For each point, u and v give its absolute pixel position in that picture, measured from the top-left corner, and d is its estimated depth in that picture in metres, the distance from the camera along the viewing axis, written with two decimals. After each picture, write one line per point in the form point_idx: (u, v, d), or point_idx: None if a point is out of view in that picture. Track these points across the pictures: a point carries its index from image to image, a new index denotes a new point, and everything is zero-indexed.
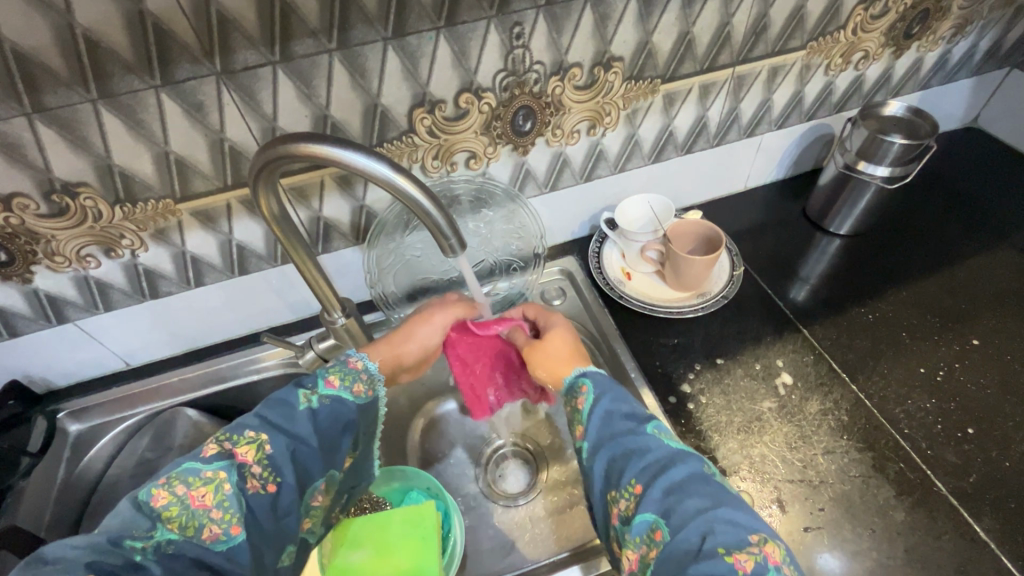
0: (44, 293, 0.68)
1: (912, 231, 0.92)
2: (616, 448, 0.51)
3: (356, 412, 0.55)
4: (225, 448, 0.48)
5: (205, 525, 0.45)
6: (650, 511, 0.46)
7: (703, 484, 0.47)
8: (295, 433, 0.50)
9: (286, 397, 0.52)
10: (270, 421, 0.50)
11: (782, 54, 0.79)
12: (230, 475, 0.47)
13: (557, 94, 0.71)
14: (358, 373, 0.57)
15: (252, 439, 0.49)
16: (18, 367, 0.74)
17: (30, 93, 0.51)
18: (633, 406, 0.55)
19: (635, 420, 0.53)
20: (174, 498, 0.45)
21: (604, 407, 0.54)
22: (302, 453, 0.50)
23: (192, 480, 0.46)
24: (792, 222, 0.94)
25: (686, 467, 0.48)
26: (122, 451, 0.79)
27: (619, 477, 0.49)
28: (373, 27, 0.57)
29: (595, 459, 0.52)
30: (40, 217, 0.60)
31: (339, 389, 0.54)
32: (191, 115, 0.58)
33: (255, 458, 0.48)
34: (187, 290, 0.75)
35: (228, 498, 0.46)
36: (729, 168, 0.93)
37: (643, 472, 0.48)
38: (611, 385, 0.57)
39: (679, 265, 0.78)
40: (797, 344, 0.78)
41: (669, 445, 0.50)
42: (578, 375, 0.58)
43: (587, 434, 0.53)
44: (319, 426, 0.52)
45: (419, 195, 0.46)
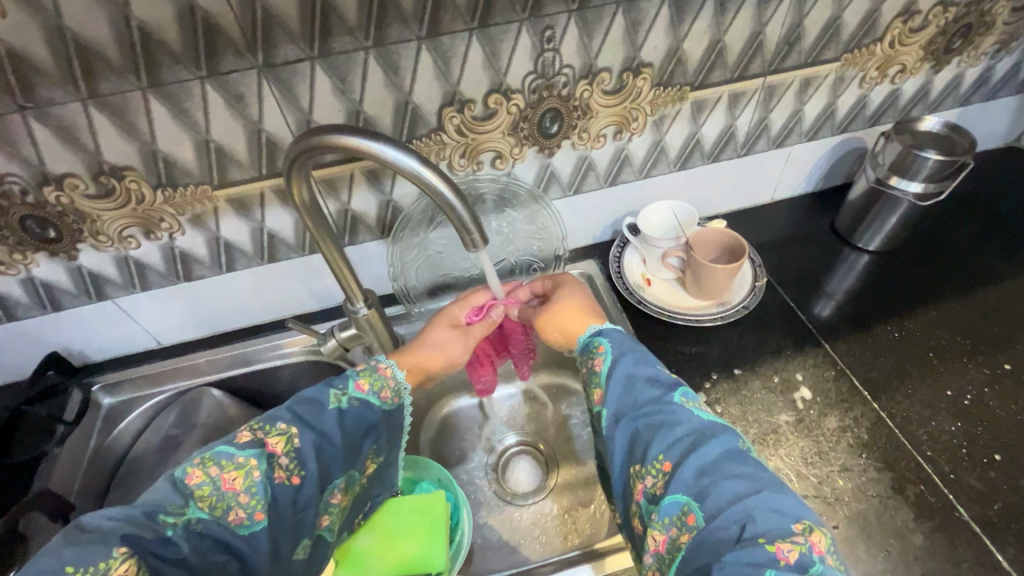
0: (87, 270, 0.72)
1: (946, 249, 0.89)
2: (642, 420, 0.50)
3: (380, 417, 0.56)
4: (258, 436, 0.50)
5: (232, 508, 0.47)
6: (681, 492, 0.46)
7: (738, 462, 0.46)
8: (324, 431, 0.51)
9: (317, 395, 0.53)
10: (301, 415, 0.51)
11: (815, 66, 0.78)
12: (260, 463, 0.48)
13: (585, 98, 0.72)
14: (387, 378, 0.57)
15: (283, 431, 0.50)
16: (59, 340, 0.79)
17: (86, 79, 0.54)
18: (657, 371, 0.54)
19: (660, 389, 0.52)
20: (207, 478, 0.47)
21: (624, 371, 0.54)
22: (327, 451, 0.51)
23: (225, 463, 0.48)
24: (819, 236, 0.93)
25: (719, 445, 0.47)
26: (149, 426, 0.82)
27: (646, 452, 0.49)
28: (409, 26, 0.59)
29: (617, 429, 0.52)
30: (88, 197, 0.64)
31: (367, 393, 0.55)
32: (232, 106, 0.60)
33: (284, 450, 0.49)
34: (220, 275, 0.78)
35: (256, 487, 0.47)
36: (756, 179, 0.93)
37: (672, 448, 0.48)
38: (633, 351, 0.56)
39: (699, 273, 0.78)
40: (818, 359, 0.76)
41: (699, 416, 0.50)
42: (595, 335, 0.59)
43: (608, 399, 0.53)
44: (345, 426, 0.53)
45: (443, 188, 0.47)
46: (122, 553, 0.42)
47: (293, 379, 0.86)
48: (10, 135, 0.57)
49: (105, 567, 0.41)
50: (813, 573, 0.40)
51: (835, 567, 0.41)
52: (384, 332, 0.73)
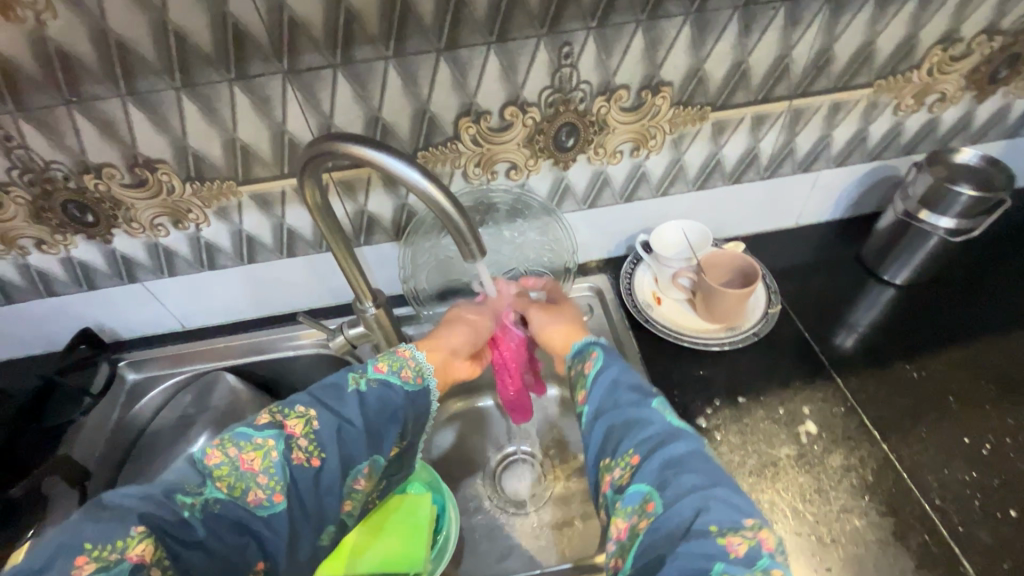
0: (120, 253, 0.77)
1: (978, 287, 0.85)
2: (618, 417, 0.51)
3: (403, 399, 0.57)
4: (276, 419, 0.52)
5: (250, 489, 0.48)
6: (646, 482, 0.46)
7: (702, 461, 0.47)
8: (341, 413, 0.53)
9: (338, 380, 0.55)
10: (320, 399, 0.54)
11: (846, 91, 0.76)
12: (278, 444, 0.50)
13: (602, 114, 0.72)
14: (407, 361, 0.59)
15: (301, 414, 0.52)
16: (93, 316, 0.84)
17: (125, 77, 0.58)
18: (639, 375, 0.55)
19: (639, 391, 0.53)
20: (226, 458, 0.49)
21: (609, 373, 0.55)
22: (346, 434, 0.53)
23: (244, 444, 0.49)
24: (843, 265, 0.90)
25: (686, 444, 0.48)
26: (165, 404, 0.86)
27: (617, 445, 0.49)
28: (428, 38, 0.60)
29: (595, 425, 0.52)
30: (123, 186, 0.68)
31: (387, 374, 0.57)
32: (258, 108, 0.63)
33: (302, 432, 0.51)
34: (242, 265, 0.82)
35: (274, 467, 0.49)
36: (778, 202, 0.90)
37: (642, 443, 0.48)
38: (620, 359, 0.57)
39: (710, 296, 0.76)
40: (829, 393, 0.74)
41: (672, 418, 0.50)
42: (590, 342, 0.60)
43: (590, 396, 0.54)
44: (366, 409, 0.54)
45: (442, 201, 0.48)
46: (139, 533, 0.43)
47: (303, 370, 0.89)
48: (57, 126, 0.61)
49: (124, 545, 0.43)
50: (760, 567, 0.40)
51: (784, 566, 0.41)
52: (389, 332, 0.77)
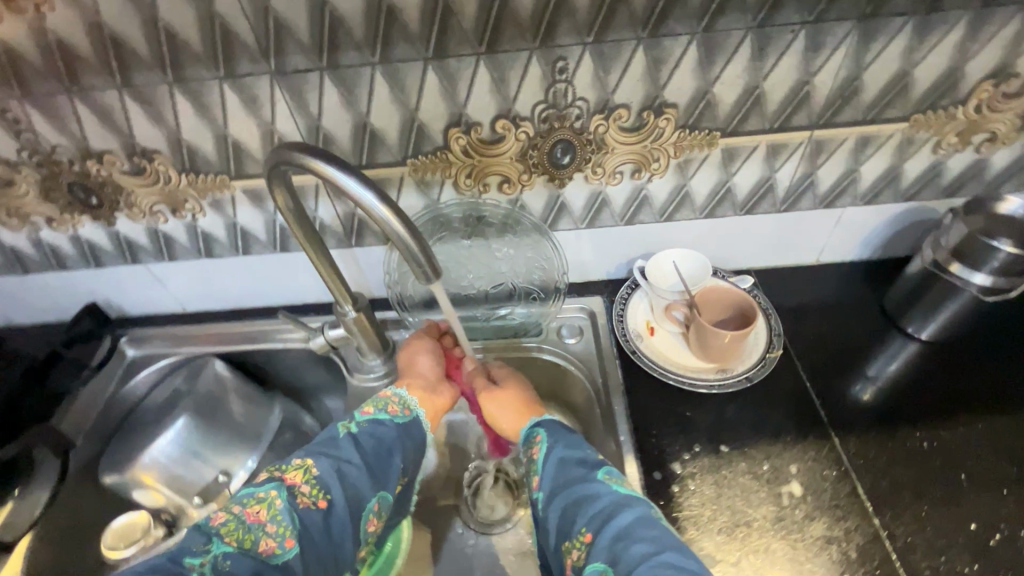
0: (123, 236, 0.80)
1: (1007, 352, 0.76)
2: (570, 496, 0.52)
3: (396, 431, 0.59)
4: (275, 474, 0.53)
5: (261, 539, 0.48)
6: (600, 559, 0.47)
7: (650, 528, 0.48)
8: (338, 455, 0.54)
9: (330, 432, 0.57)
10: (315, 450, 0.55)
11: (875, 124, 0.69)
12: (280, 492, 0.50)
13: (600, 133, 0.68)
14: (391, 398, 0.62)
15: (300, 465, 0.53)
16: (101, 292, 0.88)
17: (121, 70, 0.60)
18: (586, 451, 0.56)
19: (587, 465, 0.54)
20: (231, 515, 0.49)
21: (556, 455, 0.56)
22: (348, 473, 0.53)
23: (248, 500, 0.50)
24: (863, 311, 0.82)
25: (634, 512, 0.49)
26: (156, 383, 0.87)
27: (572, 524, 0.51)
28: (415, 47, 0.59)
29: (550, 510, 0.53)
30: (123, 173, 0.70)
31: (374, 414, 0.59)
32: (248, 107, 0.64)
33: (303, 480, 0.52)
34: (237, 256, 0.83)
35: (281, 514, 0.49)
36: (797, 236, 0.84)
37: (592, 520, 0.49)
38: (566, 435, 0.58)
39: (703, 335, 0.71)
40: (821, 453, 0.67)
41: (618, 490, 0.52)
42: (533, 426, 0.61)
43: (542, 483, 0.55)
44: (363, 447, 0.56)
45: (392, 222, 0.46)
46: None
47: (290, 364, 0.90)
48: (59, 112, 0.64)
49: None
50: None
51: None
52: (366, 336, 0.77)
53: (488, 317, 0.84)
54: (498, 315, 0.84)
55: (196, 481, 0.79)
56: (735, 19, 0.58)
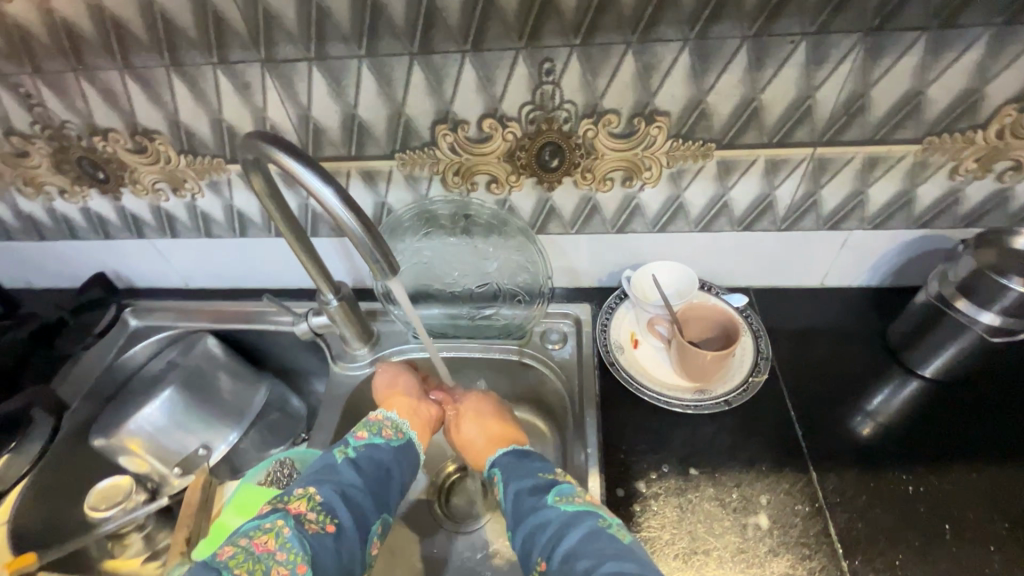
0: (129, 211, 0.83)
1: (1013, 398, 0.71)
2: (522, 529, 0.51)
3: (393, 453, 0.57)
4: (278, 505, 0.50)
5: (272, 568, 0.44)
6: None
7: (594, 542, 0.47)
8: (339, 479, 0.53)
9: (326, 459, 0.55)
10: (314, 478, 0.53)
11: (884, 144, 0.65)
12: (287, 521, 0.48)
13: (589, 137, 0.66)
14: (382, 422, 0.60)
15: (302, 494, 0.51)
16: (111, 263, 0.92)
17: (122, 52, 0.62)
18: (537, 478, 0.55)
19: (536, 491, 0.53)
20: (238, 548, 0.45)
21: (511, 488, 0.55)
22: (353, 495, 0.52)
23: (253, 532, 0.47)
24: (862, 341, 0.78)
25: (580, 531, 0.49)
26: (153, 355, 0.90)
27: (529, 555, 0.50)
28: (401, 41, 0.59)
29: (512, 544, 0.53)
30: (127, 151, 0.73)
31: (370, 438, 0.58)
32: (241, 93, 0.65)
33: (309, 507, 0.50)
34: (234, 238, 0.85)
35: (291, 541, 0.46)
36: (799, 258, 0.80)
37: (544, 547, 0.49)
38: (516, 464, 0.57)
39: (682, 353, 0.69)
40: (795, 486, 0.64)
41: (565, 510, 0.51)
42: (490, 466, 0.59)
43: (502, 518, 0.54)
44: (362, 469, 0.54)
45: (348, 218, 0.47)
46: None
47: (280, 346, 0.92)
48: (68, 89, 0.67)
49: None
50: None
51: None
52: (347, 325, 0.77)
53: (473, 316, 0.84)
54: (483, 314, 0.84)
55: (178, 451, 0.81)
56: (731, 27, 0.56)
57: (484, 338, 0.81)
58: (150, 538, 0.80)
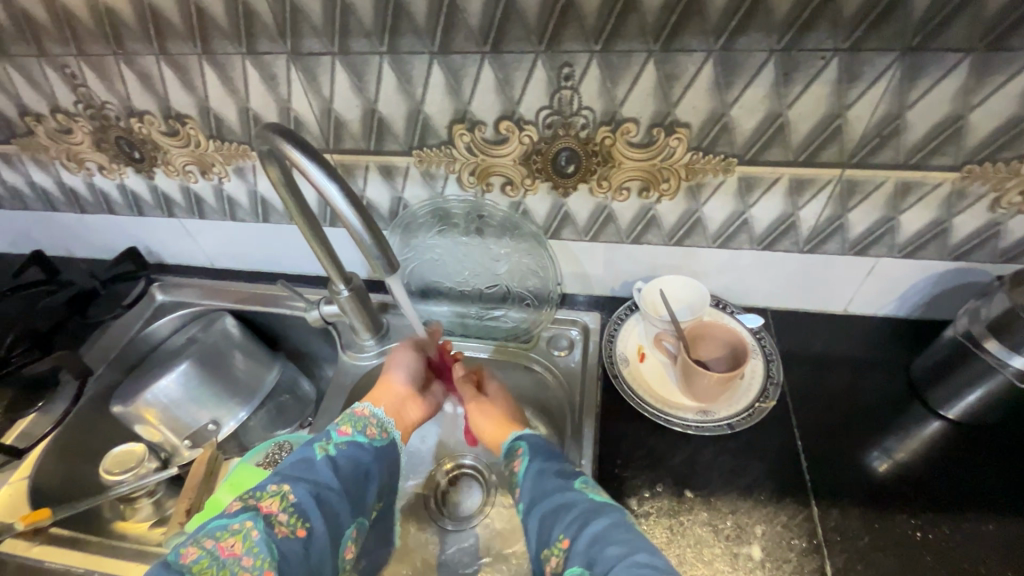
0: (161, 190, 0.86)
1: None
2: (547, 507, 0.51)
3: (373, 454, 0.57)
4: (248, 502, 0.48)
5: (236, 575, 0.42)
6: (577, 565, 0.45)
7: (622, 531, 0.47)
8: (316, 480, 0.52)
9: (304, 453, 0.54)
10: (290, 475, 0.52)
11: (918, 170, 0.61)
12: (256, 523, 0.46)
13: (606, 145, 0.65)
14: (367, 419, 0.60)
15: (276, 492, 0.50)
16: (143, 239, 0.97)
17: (159, 39, 0.65)
18: (565, 466, 0.56)
19: (563, 475, 0.54)
20: (203, 552, 0.43)
21: (536, 468, 0.55)
22: (327, 499, 0.51)
23: (220, 533, 0.45)
24: (882, 374, 0.75)
25: (608, 518, 0.48)
26: (175, 329, 0.94)
27: (548, 533, 0.49)
28: (421, 39, 0.59)
29: (528, 521, 0.52)
30: (161, 133, 0.76)
31: (353, 436, 0.58)
32: (267, 83, 0.66)
33: (281, 508, 0.48)
34: (257, 222, 0.88)
35: (258, 546, 0.44)
36: (821, 282, 0.77)
37: (569, 527, 0.48)
38: (546, 448, 0.58)
39: (687, 372, 0.67)
40: (794, 520, 0.62)
41: (594, 498, 0.51)
42: (515, 439, 0.61)
43: (522, 495, 0.55)
44: (339, 471, 0.54)
45: (351, 215, 0.47)
46: None
47: (294, 331, 0.94)
48: (109, 72, 0.70)
49: None
50: None
51: None
52: (357, 316, 0.77)
53: (481, 316, 0.85)
54: (492, 315, 0.84)
55: (190, 423, 0.84)
56: (758, 39, 0.54)
57: (491, 339, 0.82)
58: (159, 504, 0.83)
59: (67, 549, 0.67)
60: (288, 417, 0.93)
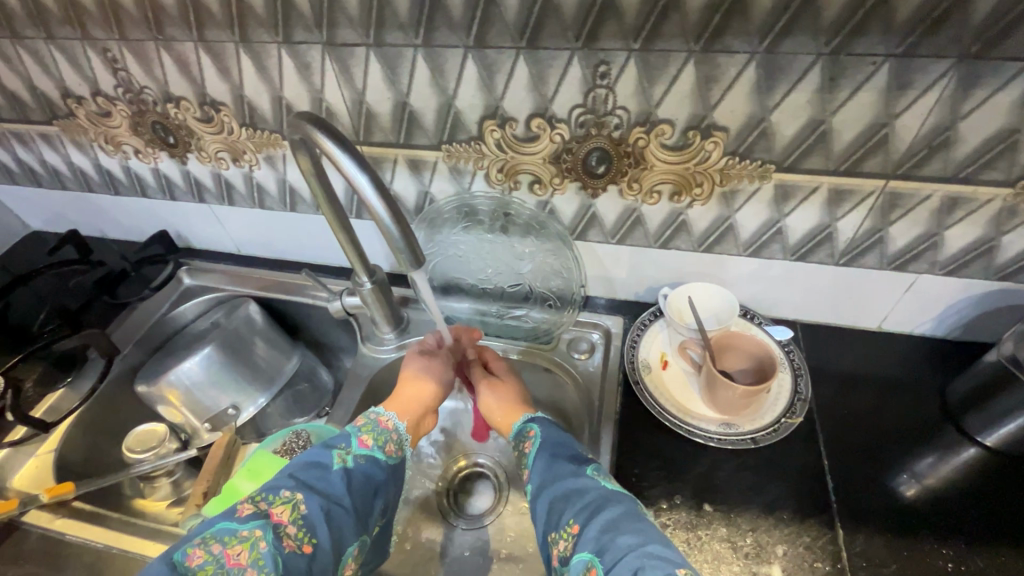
0: (193, 176, 0.88)
1: None
2: (557, 491, 0.51)
3: (386, 473, 0.57)
4: (260, 508, 0.48)
5: None
6: (587, 549, 0.45)
7: (635, 523, 0.46)
8: (329, 493, 0.51)
9: (320, 458, 0.54)
10: (304, 482, 0.51)
11: (967, 184, 0.59)
12: (265, 534, 0.46)
13: (639, 146, 0.64)
14: (389, 433, 0.60)
15: (288, 499, 0.49)
16: (174, 223, 0.99)
17: (198, 27, 0.66)
18: (577, 450, 0.55)
19: (576, 461, 0.54)
20: (210, 557, 0.44)
21: (547, 451, 0.55)
22: (337, 515, 0.50)
23: (228, 539, 0.45)
24: (915, 396, 0.72)
25: (620, 507, 0.47)
26: (199, 313, 0.95)
27: (558, 516, 0.49)
28: (456, 33, 0.59)
29: (537, 502, 0.52)
30: (196, 119, 0.77)
31: (372, 449, 0.57)
32: (301, 73, 0.67)
33: (290, 518, 0.48)
34: (284, 212, 0.88)
35: (264, 558, 0.44)
36: (855, 297, 0.74)
37: (579, 512, 0.48)
38: (558, 433, 0.58)
39: (711, 382, 0.66)
40: (818, 542, 0.59)
41: (605, 485, 0.50)
42: (526, 421, 0.61)
43: (532, 476, 0.54)
44: (351, 486, 0.53)
45: (379, 206, 0.47)
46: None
47: (315, 320, 0.95)
48: (148, 57, 0.71)
49: None
50: None
51: None
52: (378, 310, 0.78)
53: (502, 315, 0.84)
54: (512, 314, 0.83)
55: (211, 408, 0.85)
56: (805, 42, 0.52)
57: (511, 338, 0.81)
58: (178, 484, 0.84)
59: (91, 526, 0.68)
60: (305, 405, 0.94)
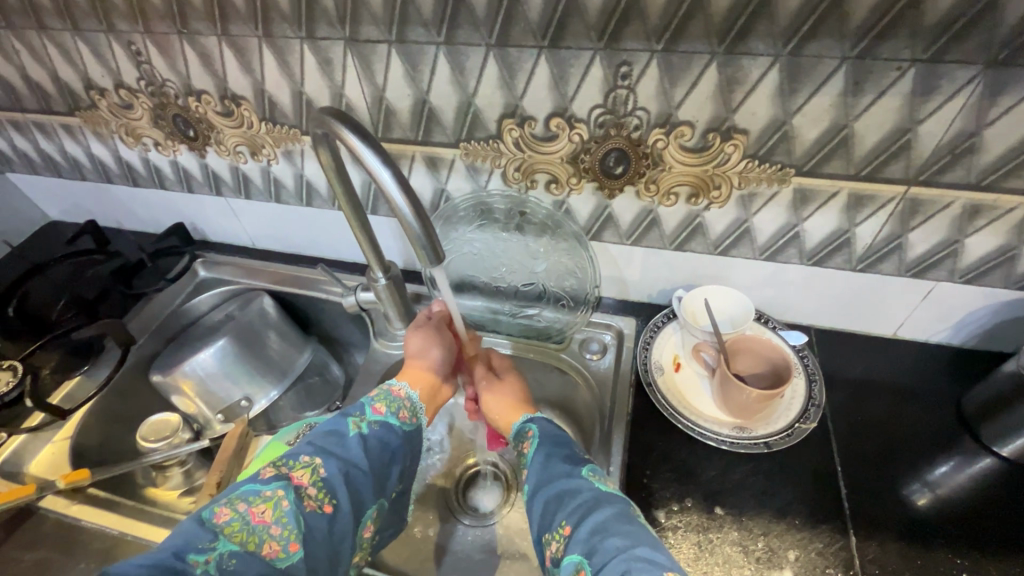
0: (211, 169, 0.88)
1: None
2: (551, 491, 0.51)
3: (401, 439, 0.57)
4: (281, 471, 0.49)
5: (265, 541, 0.44)
6: (577, 552, 0.45)
7: (625, 524, 0.46)
8: (347, 457, 0.52)
9: (338, 426, 0.55)
10: (323, 448, 0.52)
11: (989, 192, 0.58)
12: (287, 494, 0.47)
13: (658, 148, 0.64)
14: (402, 400, 0.60)
15: (307, 463, 0.50)
16: (190, 216, 0.99)
17: (222, 21, 0.66)
18: (575, 449, 0.55)
19: (571, 461, 0.53)
20: (235, 514, 0.44)
21: (544, 450, 0.55)
22: (355, 477, 0.51)
23: (252, 498, 0.46)
24: (930, 405, 0.71)
25: (611, 508, 0.48)
26: (214, 305, 0.96)
27: (551, 519, 0.49)
28: (478, 31, 0.59)
29: (532, 502, 0.52)
30: (216, 113, 0.78)
31: (386, 415, 0.57)
32: (322, 68, 0.67)
33: (310, 480, 0.49)
34: (300, 206, 0.89)
35: (287, 516, 0.45)
36: (871, 303, 0.74)
37: (571, 514, 0.48)
38: (556, 432, 0.58)
39: (725, 385, 0.65)
40: (830, 549, 0.59)
41: (598, 486, 0.50)
42: (526, 421, 0.61)
43: (528, 476, 0.54)
44: (368, 451, 0.54)
45: (401, 201, 0.47)
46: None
47: (328, 314, 0.95)
48: (172, 50, 0.72)
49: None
50: None
51: None
52: (391, 306, 0.76)
53: (515, 313, 0.84)
54: (525, 313, 0.84)
55: (224, 399, 0.86)
56: (830, 46, 0.52)
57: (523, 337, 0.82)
58: (189, 474, 0.85)
59: (107, 512, 0.69)
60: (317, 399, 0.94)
